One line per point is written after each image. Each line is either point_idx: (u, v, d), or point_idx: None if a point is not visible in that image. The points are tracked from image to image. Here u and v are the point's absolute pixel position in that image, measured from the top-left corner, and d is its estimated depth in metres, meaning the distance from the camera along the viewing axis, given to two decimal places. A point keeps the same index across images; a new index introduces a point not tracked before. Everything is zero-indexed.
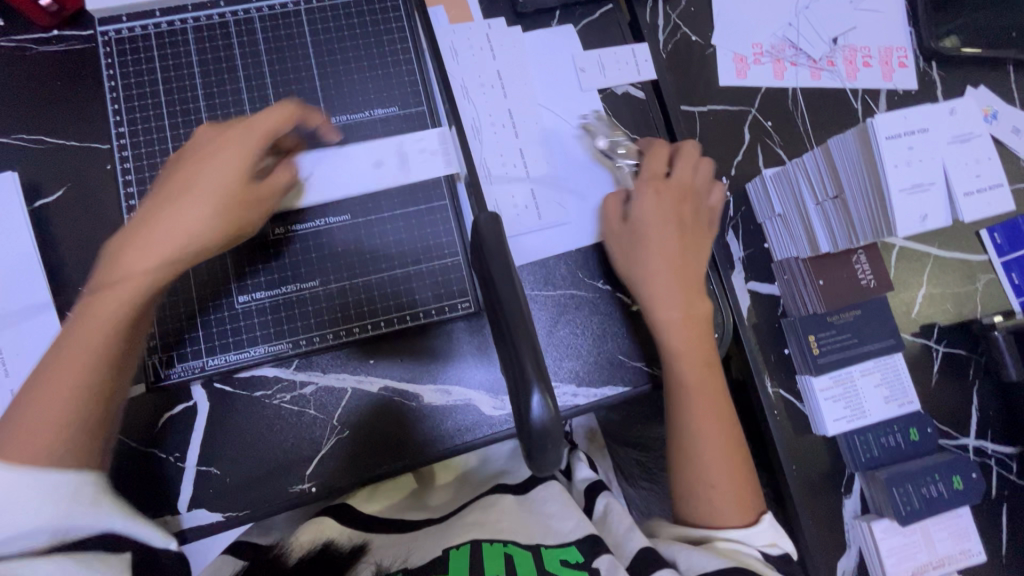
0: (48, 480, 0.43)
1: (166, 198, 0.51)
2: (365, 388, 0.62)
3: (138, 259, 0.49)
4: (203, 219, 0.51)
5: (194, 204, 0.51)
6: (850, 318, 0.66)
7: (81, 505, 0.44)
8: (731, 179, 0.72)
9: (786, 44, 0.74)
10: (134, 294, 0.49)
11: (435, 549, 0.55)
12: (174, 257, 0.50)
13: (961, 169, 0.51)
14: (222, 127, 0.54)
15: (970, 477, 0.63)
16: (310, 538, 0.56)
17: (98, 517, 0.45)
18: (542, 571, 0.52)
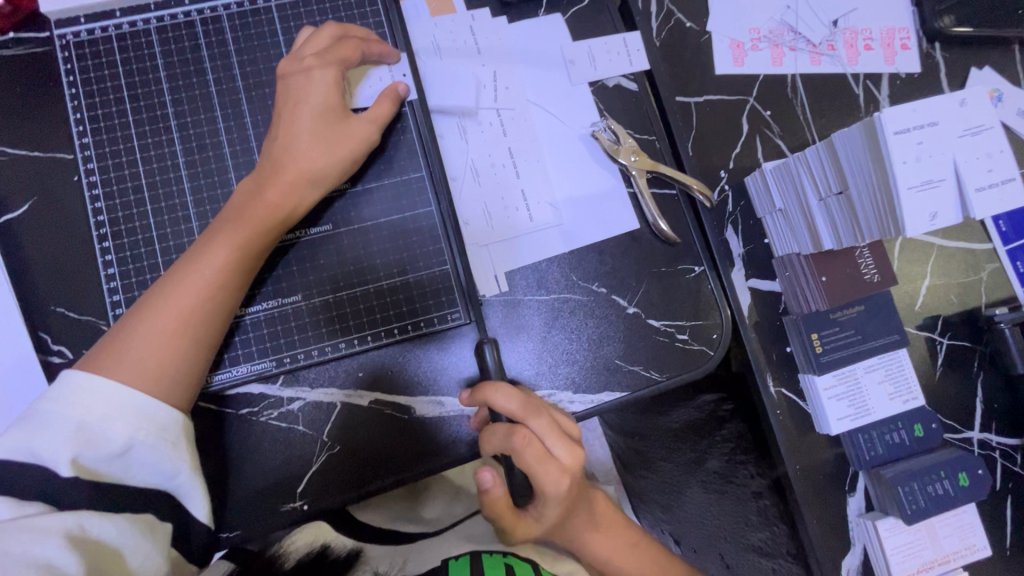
0: (142, 405, 0.45)
1: (282, 137, 0.54)
2: (355, 402, 0.60)
3: (244, 215, 0.51)
4: (329, 159, 0.54)
5: (319, 147, 0.54)
6: (853, 315, 0.64)
7: (162, 445, 0.46)
8: (729, 173, 0.70)
9: (784, 29, 0.71)
10: (239, 246, 0.51)
11: (434, 561, 0.55)
12: (267, 214, 0.52)
13: (972, 163, 0.48)
14: (306, 59, 0.55)
15: (976, 473, 0.62)
16: (306, 539, 0.59)
17: (178, 463, 0.46)
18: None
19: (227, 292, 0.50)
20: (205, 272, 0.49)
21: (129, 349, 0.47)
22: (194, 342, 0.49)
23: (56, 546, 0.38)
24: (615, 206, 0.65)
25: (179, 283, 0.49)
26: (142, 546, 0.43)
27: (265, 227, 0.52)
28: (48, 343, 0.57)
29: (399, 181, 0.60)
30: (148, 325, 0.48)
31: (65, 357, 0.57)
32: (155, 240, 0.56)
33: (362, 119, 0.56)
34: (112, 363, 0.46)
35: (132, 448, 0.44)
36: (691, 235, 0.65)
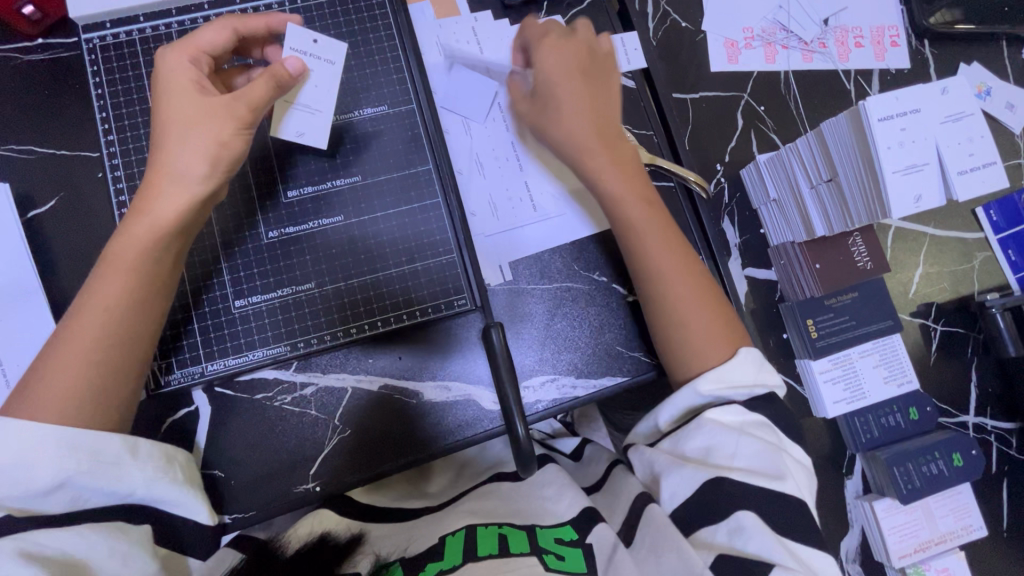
0: (70, 437, 0.44)
1: (158, 142, 0.51)
2: (365, 387, 0.62)
3: (129, 232, 0.49)
4: (194, 152, 0.49)
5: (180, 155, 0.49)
6: (847, 301, 0.66)
7: (100, 470, 0.45)
8: (725, 166, 0.72)
9: (777, 27, 0.74)
10: (130, 272, 0.49)
11: (431, 539, 0.52)
12: (148, 237, 0.49)
13: (954, 149, 0.50)
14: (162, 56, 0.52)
15: (969, 454, 0.64)
16: (307, 530, 0.53)
17: (126, 479, 0.46)
18: (535, 547, 0.48)
19: (119, 312, 0.48)
20: (103, 296, 0.48)
21: (35, 392, 0.45)
22: (102, 369, 0.47)
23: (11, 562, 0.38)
24: None
25: (73, 324, 0.47)
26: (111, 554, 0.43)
27: (145, 245, 0.49)
28: None
29: (407, 174, 0.63)
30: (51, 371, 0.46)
31: None
32: None
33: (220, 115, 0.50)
34: (23, 401, 0.45)
35: (69, 481, 0.44)
36: (689, 225, 0.67)
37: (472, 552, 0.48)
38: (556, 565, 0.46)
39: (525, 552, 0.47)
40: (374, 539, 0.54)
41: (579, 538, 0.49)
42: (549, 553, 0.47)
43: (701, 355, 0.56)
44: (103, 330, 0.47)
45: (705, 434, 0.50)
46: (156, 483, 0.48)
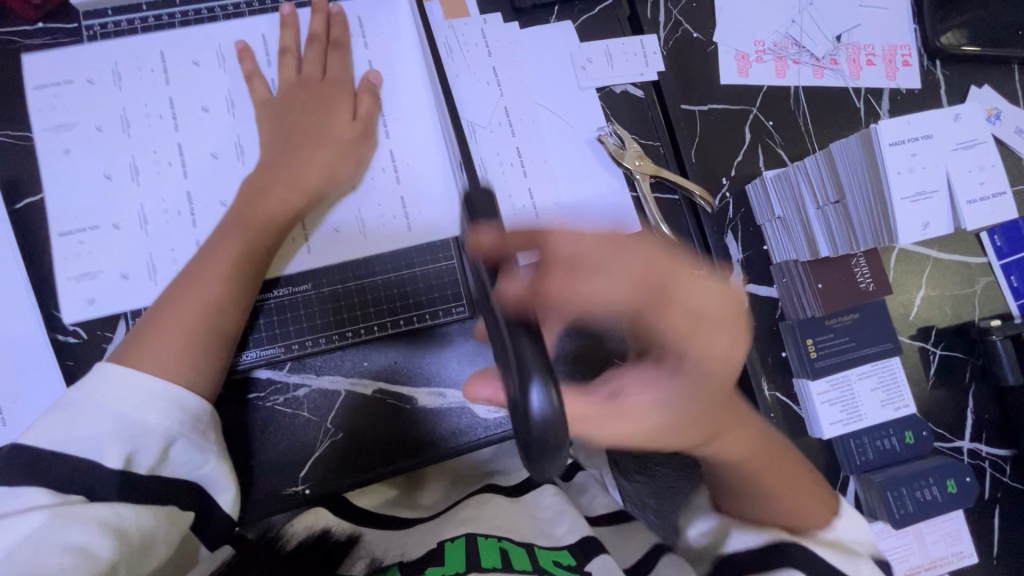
0: (156, 386, 0.46)
1: (181, 282, 0.53)
2: (359, 390, 0.62)
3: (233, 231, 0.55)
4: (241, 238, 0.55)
5: (330, 113, 0.60)
6: (847, 322, 0.65)
7: (195, 433, 0.48)
8: (731, 180, 0.71)
9: (789, 42, 0.73)
10: (267, 233, 0.56)
11: (428, 543, 0.52)
12: (310, 175, 0.58)
13: (963, 176, 0.50)
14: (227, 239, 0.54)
15: (963, 480, 0.64)
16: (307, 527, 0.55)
17: (193, 462, 0.48)
18: (535, 565, 0.47)
19: (229, 303, 0.53)
20: (212, 270, 0.53)
21: (135, 351, 0.48)
22: (229, 294, 0.53)
23: (92, 533, 0.40)
24: (618, 209, 0.67)
25: (169, 316, 0.51)
26: (168, 530, 0.45)
27: (223, 278, 0.53)
28: (64, 322, 0.59)
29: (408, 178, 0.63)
30: (160, 315, 0.51)
31: (80, 337, 0.59)
32: (176, 240, 0.60)
33: (341, 84, 0.62)
34: (141, 354, 0.48)
35: (172, 442, 0.46)
36: (691, 240, 0.67)
37: (475, 559, 0.46)
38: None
39: (527, 569, 0.46)
40: (369, 544, 0.54)
41: (580, 561, 0.49)
42: None
43: (806, 513, 0.49)
44: (209, 306, 0.52)
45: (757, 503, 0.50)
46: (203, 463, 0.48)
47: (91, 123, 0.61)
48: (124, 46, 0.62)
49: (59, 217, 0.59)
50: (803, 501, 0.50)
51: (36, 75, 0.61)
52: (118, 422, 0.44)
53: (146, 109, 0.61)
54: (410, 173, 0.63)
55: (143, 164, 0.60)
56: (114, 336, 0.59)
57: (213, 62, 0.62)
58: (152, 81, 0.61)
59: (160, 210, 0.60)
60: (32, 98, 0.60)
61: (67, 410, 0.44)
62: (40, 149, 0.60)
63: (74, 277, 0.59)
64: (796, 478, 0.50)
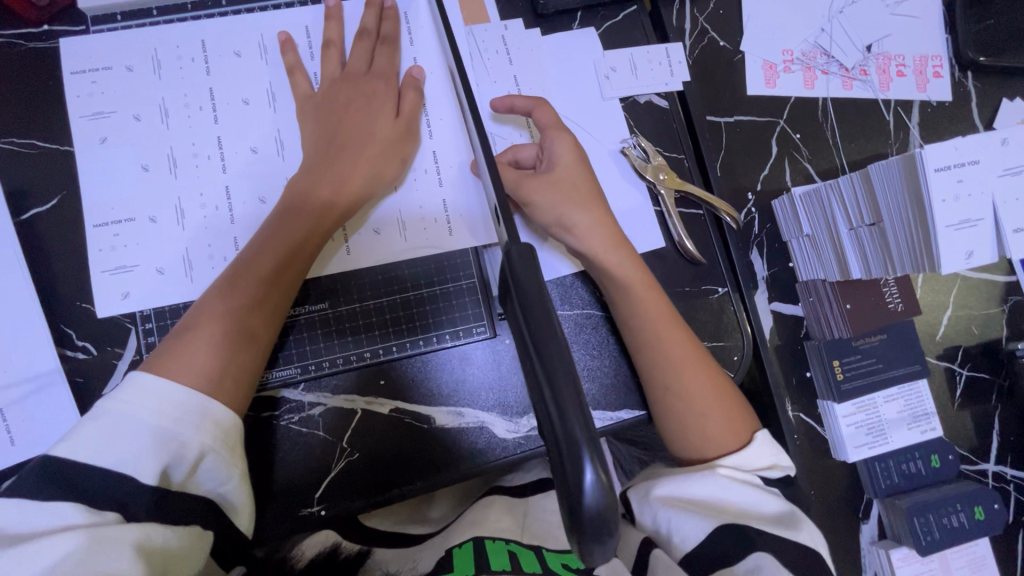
0: (193, 402, 0.45)
1: (224, 284, 0.51)
2: (374, 410, 0.60)
3: (280, 234, 0.53)
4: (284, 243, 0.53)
5: (372, 111, 0.58)
6: (875, 343, 0.64)
7: (222, 456, 0.46)
8: (757, 195, 0.70)
9: (818, 51, 0.71)
10: (309, 231, 0.54)
11: (436, 553, 0.54)
12: (352, 176, 0.56)
13: (1007, 204, 0.48)
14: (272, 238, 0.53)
15: (991, 507, 0.62)
16: (315, 543, 0.60)
17: (216, 479, 0.46)
18: (545, 568, 0.49)
19: (269, 310, 0.52)
20: (254, 275, 0.52)
21: (174, 358, 0.47)
22: (271, 301, 0.52)
23: (126, 558, 0.39)
24: (641, 224, 0.65)
25: (208, 320, 0.49)
26: (194, 547, 0.45)
27: (263, 284, 0.52)
28: (73, 338, 0.57)
29: (427, 191, 0.61)
30: (203, 314, 0.50)
31: (89, 353, 0.57)
32: (192, 249, 0.58)
33: (386, 78, 0.60)
34: (178, 363, 0.47)
35: (204, 459, 0.45)
36: (716, 257, 0.65)
37: (485, 564, 0.47)
38: None
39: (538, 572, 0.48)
40: (380, 560, 0.57)
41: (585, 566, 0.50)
42: None
43: (723, 436, 0.54)
44: (250, 316, 0.51)
45: (705, 482, 0.51)
46: (228, 480, 0.47)
47: (129, 112, 0.59)
48: (167, 34, 0.60)
49: (92, 209, 0.57)
50: (714, 421, 0.54)
51: (68, 66, 0.59)
52: (156, 437, 0.43)
53: (186, 99, 0.59)
54: (453, 174, 0.62)
55: (180, 156, 0.58)
56: (125, 353, 0.57)
57: (254, 54, 0.61)
58: (191, 71, 0.60)
59: (199, 204, 0.58)
60: (69, 84, 0.58)
61: (106, 418, 0.42)
62: (76, 137, 0.58)
63: (109, 273, 0.57)
64: (720, 403, 0.55)
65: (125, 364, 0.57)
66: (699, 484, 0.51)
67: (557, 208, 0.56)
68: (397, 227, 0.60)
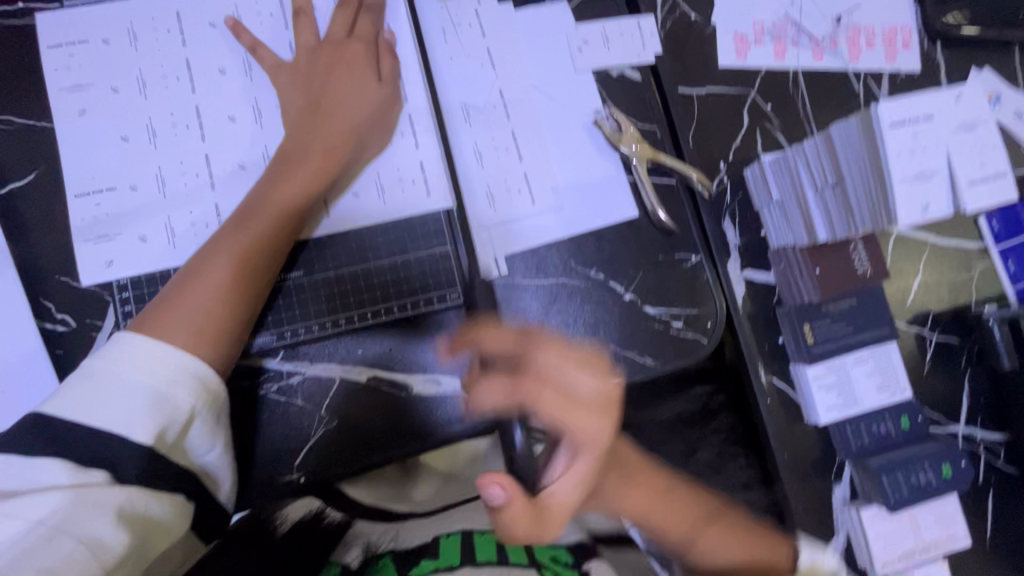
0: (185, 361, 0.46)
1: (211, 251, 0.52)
2: (352, 378, 0.61)
3: (269, 200, 0.54)
4: (274, 208, 0.54)
5: (356, 79, 0.60)
6: (845, 306, 0.65)
7: (208, 420, 0.47)
8: (728, 164, 0.71)
9: (787, 23, 0.72)
10: (294, 197, 0.55)
11: (426, 534, 0.53)
12: (335, 138, 0.58)
13: (966, 156, 0.50)
14: (264, 202, 0.54)
15: (959, 465, 0.64)
16: (301, 506, 0.57)
17: (202, 448, 0.47)
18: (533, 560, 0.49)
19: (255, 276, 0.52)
20: (240, 240, 0.52)
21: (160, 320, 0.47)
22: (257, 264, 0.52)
23: (106, 526, 0.39)
24: (615, 194, 0.65)
25: (192, 284, 0.50)
26: (180, 517, 0.45)
27: (250, 247, 0.52)
28: (51, 310, 0.58)
29: (403, 161, 0.62)
30: (190, 279, 0.50)
31: (68, 325, 0.58)
32: (170, 218, 0.58)
33: (362, 39, 0.61)
34: (161, 327, 0.47)
35: (190, 422, 0.46)
36: (689, 225, 0.66)
37: (470, 554, 0.47)
38: None
39: (524, 563, 0.47)
40: (364, 530, 0.56)
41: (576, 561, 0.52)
42: (547, 568, 0.48)
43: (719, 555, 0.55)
44: (238, 278, 0.51)
45: None
46: (216, 449, 0.48)
47: (106, 84, 0.59)
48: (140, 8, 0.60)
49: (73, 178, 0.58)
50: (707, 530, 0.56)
51: (43, 42, 0.59)
52: (149, 398, 0.44)
53: (164, 69, 0.60)
54: (429, 139, 0.63)
55: (159, 126, 0.59)
56: (103, 324, 0.58)
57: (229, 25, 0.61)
58: (168, 41, 0.60)
59: (178, 171, 0.59)
60: (45, 58, 0.59)
61: (99, 379, 0.44)
62: (52, 110, 0.59)
63: (86, 242, 0.57)
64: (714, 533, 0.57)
65: (104, 335, 0.58)
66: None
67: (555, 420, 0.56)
68: (378, 188, 0.61)
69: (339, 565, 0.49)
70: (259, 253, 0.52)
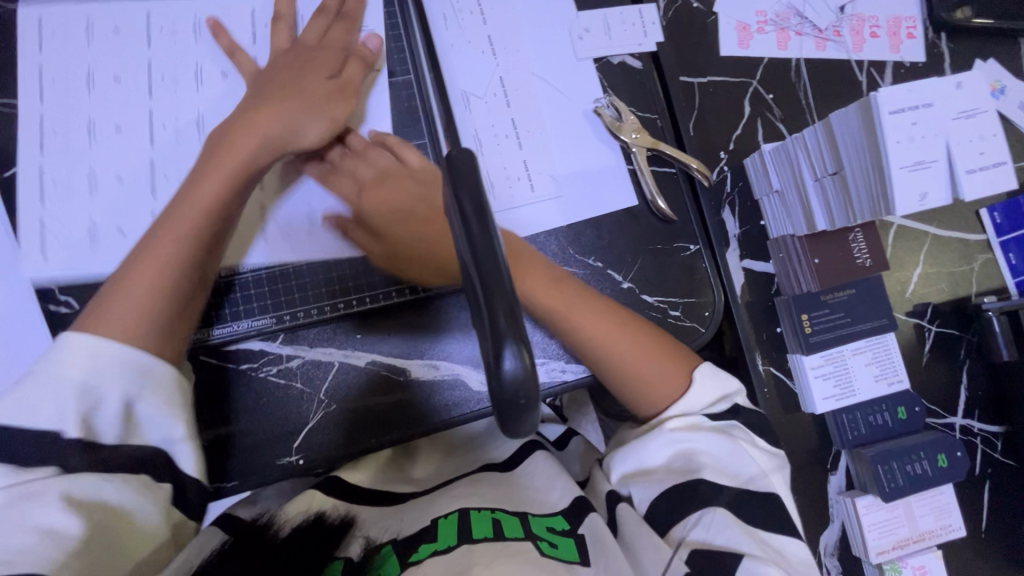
0: (124, 349, 0.46)
1: (157, 229, 0.51)
2: (352, 362, 0.61)
3: (213, 164, 0.54)
4: (218, 180, 0.53)
5: (305, 71, 0.59)
6: (843, 298, 0.65)
7: (156, 395, 0.47)
8: (729, 154, 0.71)
9: (791, 12, 0.71)
10: (241, 152, 0.54)
11: (422, 519, 0.52)
12: (271, 124, 0.56)
13: (965, 146, 0.50)
14: (206, 160, 0.54)
15: (955, 455, 0.64)
16: (299, 510, 0.52)
17: (156, 427, 0.47)
18: (530, 534, 0.49)
19: (195, 250, 0.51)
20: (176, 226, 0.51)
21: (101, 311, 0.47)
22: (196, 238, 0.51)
23: (55, 510, 0.39)
24: (614, 181, 0.65)
25: (137, 263, 0.50)
26: (144, 500, 0.44)
27: (185, 235, 0.51)
28: (54, 292, 0.57)
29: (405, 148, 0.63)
30: (147, 249, 0.50)
31: (70, 308, 0.57)
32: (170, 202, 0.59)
33: (337, 51, 0.62)
34: (103, 323, 0.47)
35: (132, 401, 0.46)
36: (688, 213, 0.66)
37: (468, 533, 0.49)
38: (551, 552, 0.47)
39: (520, 537, 0.48)
40: (365, 526, 0.52)
41: (572, 527, 0.51)
42: (543, 541, 0.48)
43: (657, 391, 0.54)
44: (178, 260, 0.50)
45: (653, 447, 0.52)
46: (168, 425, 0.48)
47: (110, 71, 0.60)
48: (162, 5, 0.61)
49: (58, 170, 0.58)
50: (648, 372, 0.54)
51: (48, 27, 0.60)
52: (77, 386, 0.44)
53: (169, 69, 0.61)
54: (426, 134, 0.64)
55: (157, 123, 0.60)
56: None
57: (240, 26, 0.62)
58: (179, 43, 0.61)
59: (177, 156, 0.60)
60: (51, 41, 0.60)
61: (37, 376, 0.44)
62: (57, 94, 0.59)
63: (71, 242, 0.57)
64: (624, 335, 0.55)
65: None
66: (660, 449, 0.52)
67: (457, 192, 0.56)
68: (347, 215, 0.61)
69: (342, 560, 0.45)
70: (197, 230, 0.51)
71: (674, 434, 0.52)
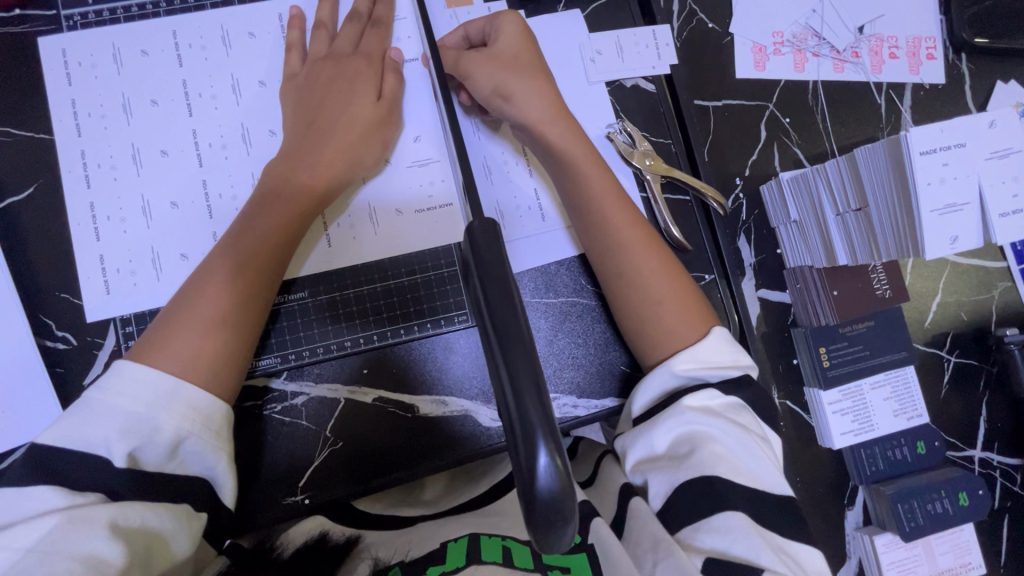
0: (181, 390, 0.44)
1: (212, 264, 0.50)
2: (358, 398, 0.59)
3: (279, 202, 0.53)
4: (280, 217, 0.53)
5: (355, 89, 0.58)
6: (863, 329, 0.64)
7: (206, 433, 0.45)
8: (744, 180, 0.69)
9: (809, 33, 0.69)
10: (306, 189, 0.54)
11: (432, 543, 0.50)
12: (334, 161, 0.56)
13: (996, 187, 0.48)
14: (267, 193, 0.54)
15: (976, 493, 0.63)
16: (304, 531, 0.54)
17: (201, 461, 0.45)
18: (539, 564, 0.46)
19: (253, 288, 0.51)
20: (237, 254, 0.51)
21: (157, 348, 0.46)
22: (256, 279, 0.51)
23: (99, 538, 0.38)
24: None
25: (192, 297, 0.49)
26: (181, 530, 0.43)
27: (244, 272, 0.50)
28: (53, 328, 0.56)
29: (411, 175, 0.61)
30: (204, 282, 0.50)
31: (69, 344, 0.56)
32: (169, 233, 0.57)
33: (369, 58, 0.59)
34: (159, 354, 0.46)
35: (182, 440, 0.44)
36: (703, 243, 0.64)
37: (475, 556, 0.46)
38: None
39: (530, 568, 0.45)
40: (370, 544, 0.52)
41: (583, 541, 0.47)
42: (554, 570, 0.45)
43: (671, 335, 0.53)
44: (240, 297, 0.50)
45: (670, 423, 0.48)
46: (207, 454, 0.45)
47: (107, 98, 0.58)
48: (184, 19, 0.59)
49: (109, 201, 0.57)
50: (667, 308, 0.53)
51: (44, 54, 0.58)
52: (132, 420, 0.42)
53: (205, 85, 0.59)
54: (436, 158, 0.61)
55: (203, 142, 0.58)
56: (106, 343, 0.56)
57: (270, 35, 0.60)
58: (212, 57, 0.59)
59: (176, 184, 0.57)
60: (45, 68, 0.58)
61: (89, 407, 0.43)
62: (52, 123, 0.57)
63: (137, 271, 0.56)
64: (650, 255, 0.55)
65: (106, 355, 0.56)
66: (667, 431, 0.48)
67: (495, 78, 0.57)
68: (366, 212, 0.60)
69: None
70: (254, 264, 0.51)
71: (683, 376, 0.50)
